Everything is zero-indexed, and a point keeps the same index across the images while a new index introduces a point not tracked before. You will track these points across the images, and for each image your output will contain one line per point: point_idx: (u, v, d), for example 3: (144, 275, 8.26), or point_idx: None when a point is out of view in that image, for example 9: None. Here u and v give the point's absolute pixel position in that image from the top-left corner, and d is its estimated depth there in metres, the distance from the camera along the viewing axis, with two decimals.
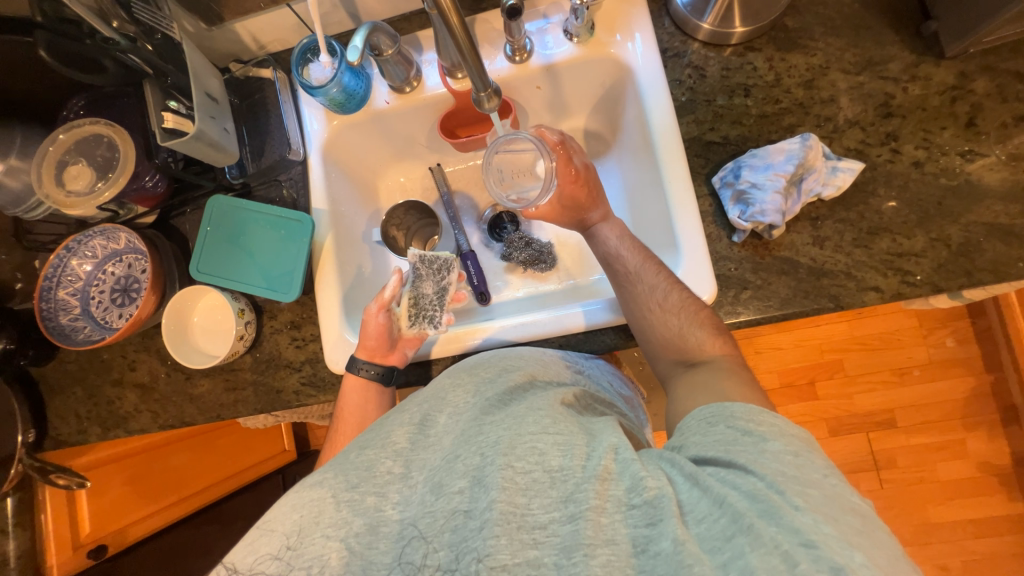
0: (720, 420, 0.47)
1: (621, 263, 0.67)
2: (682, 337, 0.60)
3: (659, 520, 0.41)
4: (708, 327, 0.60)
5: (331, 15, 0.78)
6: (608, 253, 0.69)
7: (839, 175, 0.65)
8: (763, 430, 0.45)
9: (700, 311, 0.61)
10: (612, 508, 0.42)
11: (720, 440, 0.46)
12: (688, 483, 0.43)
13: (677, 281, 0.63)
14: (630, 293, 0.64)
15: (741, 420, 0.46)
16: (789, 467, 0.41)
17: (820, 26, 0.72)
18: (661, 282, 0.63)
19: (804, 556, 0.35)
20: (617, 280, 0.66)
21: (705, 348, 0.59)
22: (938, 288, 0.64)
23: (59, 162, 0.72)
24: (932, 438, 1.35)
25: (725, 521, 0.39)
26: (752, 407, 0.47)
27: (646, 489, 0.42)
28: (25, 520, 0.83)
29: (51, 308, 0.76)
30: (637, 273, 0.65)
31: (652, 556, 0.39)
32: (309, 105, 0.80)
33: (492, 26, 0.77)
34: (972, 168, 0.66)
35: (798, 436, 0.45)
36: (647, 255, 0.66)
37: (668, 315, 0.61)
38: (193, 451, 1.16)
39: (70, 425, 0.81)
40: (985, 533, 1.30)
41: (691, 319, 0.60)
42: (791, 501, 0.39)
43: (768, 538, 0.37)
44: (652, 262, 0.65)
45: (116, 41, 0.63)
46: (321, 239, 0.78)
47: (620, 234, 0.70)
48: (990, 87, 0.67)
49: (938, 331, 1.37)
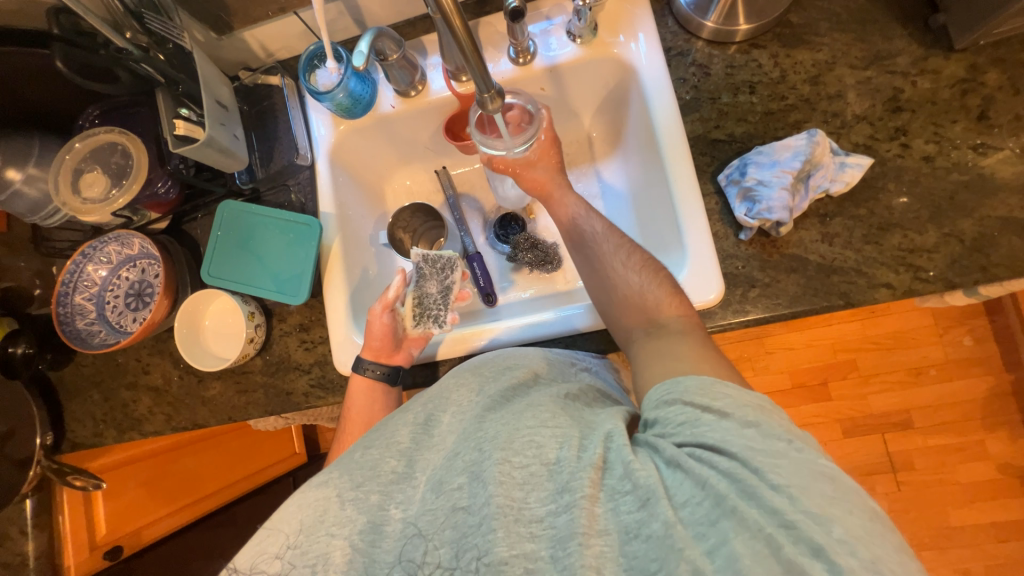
0: (676, 399, 0.48)
1: (588, 225, 0.69)
2: (641, 293, 0.61)
3: (648, 501, 0.41)
4: (666, 288, 0.61)
5: (337, 22, 0.79)
6: (574, 217, 0.70)
7: (847, 170, 0.65)
8: (719, 406, 0.45)
9: (658, 270, 0.63)
10: (604, 498, 0.43)
11: (683, 422, 0.45)
12: (671, 467, 0.43)
13: (639, 245, 0.66)
14: (596, 253, 0.66)
15: (694, 395, 0.47)
16: (752, 442, 0.42)
17: (826, 21, 0.72)
18: (624, 244, 0.66)
19: (786, 538, 0.37)
20: (583, 242, 0.68)
21: (662, 308, 0.59)
22: (952, 283, 0.63)
23: (75, 170, 0.74)
24: (949, 439, 1.32)
25: (709, 505, 0.40)
26: (706, 380, 0.48)
27: (635, 474, 0.43)
28: (43, 522, 0.85)
29: (68, 313, 0.78)
30: (603, 235, 0.67)
31: (644, 540, 0.40)
32: (316, 111, 0.81)
33: (495, 29, 0.78)
34: (986, 161, 0.64)
35: (752, 405, 0.45)
36: (612, 223, 0.69)
37: (629, 272, 0.63)
38: (208, 452, 1.15)
39: (87, 428, 0.82)
40: (1007, 536, 1.27)
41: (651, 278, 0.62)
42: (768, 480, 0.39)
43: (753, 522, 0.38)
44: (615, 228, 0.68)
45: (130, 51, 0.64)
46: (328, 242, 0.79)
47: (583, 203, 0.72)
48: (1003, 80, 0.66)
49: (953, 329, 1.34)
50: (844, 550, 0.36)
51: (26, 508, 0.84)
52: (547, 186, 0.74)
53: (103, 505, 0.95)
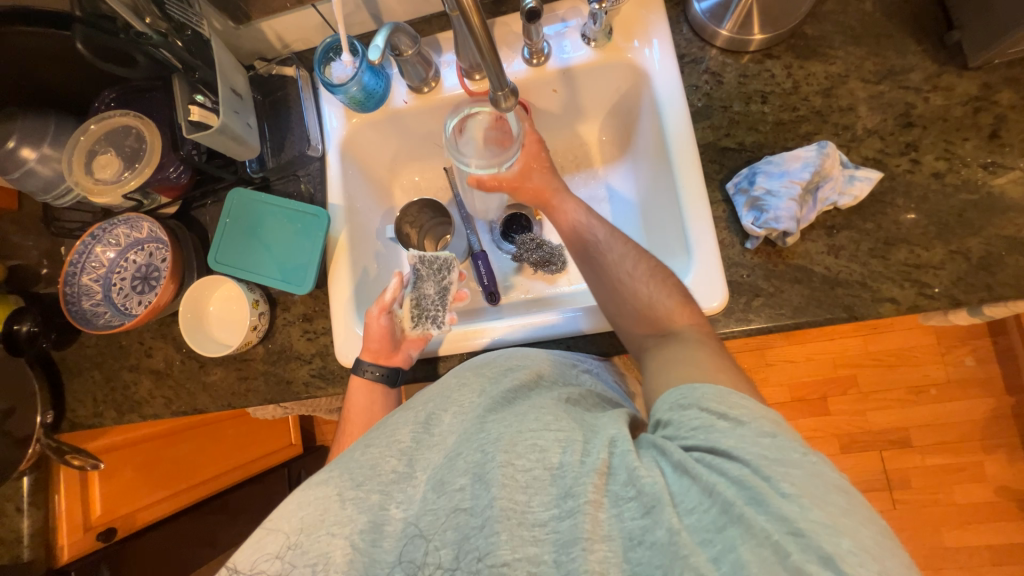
0: (692, 403, 0.47)
1: (590, 233, 0.68)
2: (651, 305, 0.60)
3: (653, 507, 0.41)
4: (676, 296, 0.60)
5: (354, 16, 0.80)
6: (577, 225, 0.70)
7: (856, 183, 0.65)
8: (737, 414, 0.45)
9: (666, 279, 0.62)
10: (609, 504, 0.43)
11: (698, 427, 0.45)
12: (677, 473, 0.43)
13: (646, 253, 0.65)
14: (601, 262, 0.65)
15: (712, 402, 0.46)
16: (768, 450, 0.42)
17: (840, 35, 0.72)
18: (630, 252, 0.65)
19: (794, 546, 0.37)
20: (587, 251, 0.68)
21: (674, 318, 0.59)
22: (957, 301, 0.63)
23: (89, 151, 0.75)
24: (948, 460, 1.31)
25: (715, 512, 0.40)
26: (722, 389, 0.47)
27: (640, 479, 0.43)
28: (39, 500, 0.84)
29: (75, 292, 0.79)
30: (607, 242, 0.67)
31: (647, 547, 0.40)
32: (329, 103, 0.82)
33: (510, 29, 0.78)
34: (996, 181, 0.64)
35: (768, 418, 0.45)
36: (614, 228, 0.69)
37: (636, 283, 0.62)
38: (203, 439, 1.17)
39: (87, 408, 0.82)
40: (1002, 560, 1.26)
41: (660, 288, 0.61)
42: (778, 487, 0.39)
43: (759, 528, 0.38)
44: (619, 235, 0.67)
45: (149, 36, 0.65)
46: (335, 234, 0.79)
47: (584, 208, 0.71)
48: (1015, 99, 0.66)
49: (956, 349, 1.34)
50: (855, 561, 0.36)
51: (23, 486, 0.84)
52: (545, 193, 0.73)
53: (98, 486, 0.95)
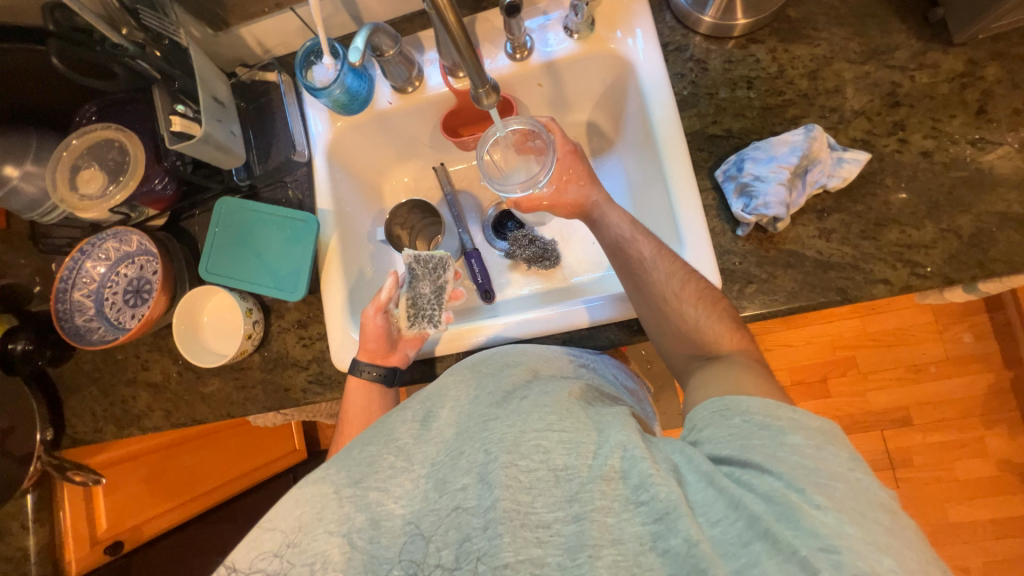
0: (735, 414, 0.47)
1: (635, 249, 0.65)
2: (699, 330, 0.60)
3: (666, 515, 0.41)
4: (727, 321, 0.60)
5: (334, 18, 0.79)
6: (620, 239, 0.66)
7: (844, 166, 0.64)
8: (782, 425, 0.45)
9: (717, 303, 0.61)
10: (619, 508, 0.43)
11: (735, 435, 0.46)
12: (703, 482, 0.43)
13: (693, 272, 0.63)
14: (646, 283, 0.63)
15: (757, 414, 0.46)
16: (808, 461, 0.42)
17: (825, 16, 0.71)
18: (677, 271, 0.62)
19: (823, 562, 0.36)
20: (630, 267, 0.65)
21: (723, 342, 0.59)
22: (949, 279, 0.63)
23: (72, 166, 0.74)
24: (949, 437, 1.32)
25: (741, 526, 0.40)
26: (768, 401, 0.47)
27: (655, 488, 0.42)
28: (44, 516, 0.85)
29: (67, 309, 0.78)
30: (653, 261, 0.63)
31: (660, 553, 0.40)
32: (313, 107, 0.81)
33: (492, 25, 0.78)
34: (985, 157, 0.64)
35: (819, 429, 0.44)
36: (661, 243, 0.65)
37: (686, 307, 0.61)
38: (207, 450, 1.16)
39: (86, 424, 0.82)
40: (1006, 533, 1.27)
41: (710, 313, 0.60)
42: (813, 500, 0.39)
43: (785, 543, 0.37)
44: (665, 252, 0.63)
45: (125, 47, 0.65)
46: (325, 238, 0.78)
47: (627, 220, 0.68)
48: (1001, 74, 0.66)
49: (954, 326, 1.34)
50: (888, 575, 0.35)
51: (26, 504, 0.84)
52: (566, 202, 0.71)
53: (103, 503, 0.95)
